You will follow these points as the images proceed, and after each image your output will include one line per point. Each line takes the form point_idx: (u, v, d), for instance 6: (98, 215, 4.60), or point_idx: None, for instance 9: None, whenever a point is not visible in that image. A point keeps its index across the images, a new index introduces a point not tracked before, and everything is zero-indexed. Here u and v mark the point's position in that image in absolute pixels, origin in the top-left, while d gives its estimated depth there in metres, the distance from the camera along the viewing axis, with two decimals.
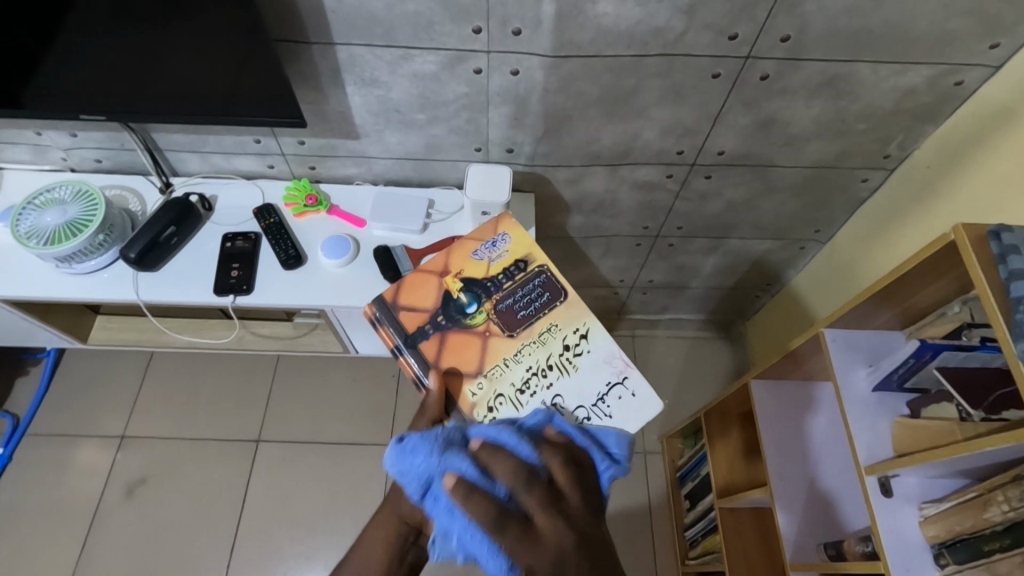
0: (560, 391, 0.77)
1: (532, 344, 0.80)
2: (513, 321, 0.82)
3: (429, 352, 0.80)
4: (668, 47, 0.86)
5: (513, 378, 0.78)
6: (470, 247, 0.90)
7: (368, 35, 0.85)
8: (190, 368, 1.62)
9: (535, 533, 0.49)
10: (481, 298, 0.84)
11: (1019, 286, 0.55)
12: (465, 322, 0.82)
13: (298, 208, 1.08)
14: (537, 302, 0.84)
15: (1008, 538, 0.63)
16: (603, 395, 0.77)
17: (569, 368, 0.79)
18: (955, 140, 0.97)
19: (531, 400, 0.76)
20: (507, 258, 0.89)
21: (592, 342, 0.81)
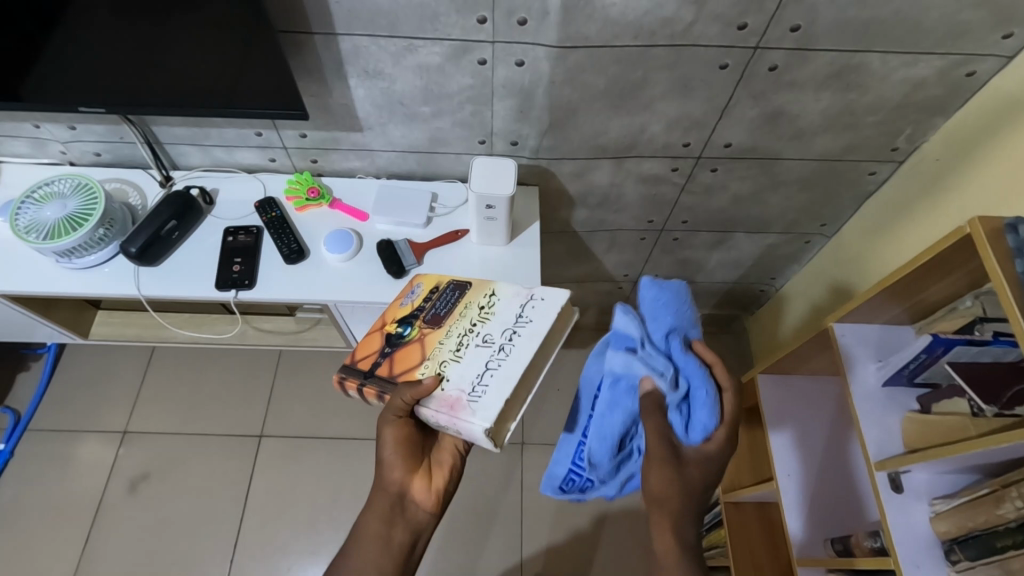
0: (488, 333, 0.80)
1: (457, 325, 0.82)
2: (442, 322, 0.84)
3: (384, 373, 0.80)
4: (676, 38, 0.85)
5: (449, 349, 0.79)
6: (395, 304, 0.90)
7: (372, 26, 0.83)
8: (191, 363, 1.61)
9: (727, 390, 0.74)
10: (413, 319, 0.86)
11: None
12: (403, 341, 0.83)
13: (300, 202, 1.07)
14: (453, 295, 0.87)
15: (1022, 535, 0.61)
16: (519, 320, 0.80)
17: (490, 317, 0.82)
18: (966, 132, 0.96)
19: (468, 352, 0.78)
20: (420, 298, 0.89)
21: (501, 294, 0.84)
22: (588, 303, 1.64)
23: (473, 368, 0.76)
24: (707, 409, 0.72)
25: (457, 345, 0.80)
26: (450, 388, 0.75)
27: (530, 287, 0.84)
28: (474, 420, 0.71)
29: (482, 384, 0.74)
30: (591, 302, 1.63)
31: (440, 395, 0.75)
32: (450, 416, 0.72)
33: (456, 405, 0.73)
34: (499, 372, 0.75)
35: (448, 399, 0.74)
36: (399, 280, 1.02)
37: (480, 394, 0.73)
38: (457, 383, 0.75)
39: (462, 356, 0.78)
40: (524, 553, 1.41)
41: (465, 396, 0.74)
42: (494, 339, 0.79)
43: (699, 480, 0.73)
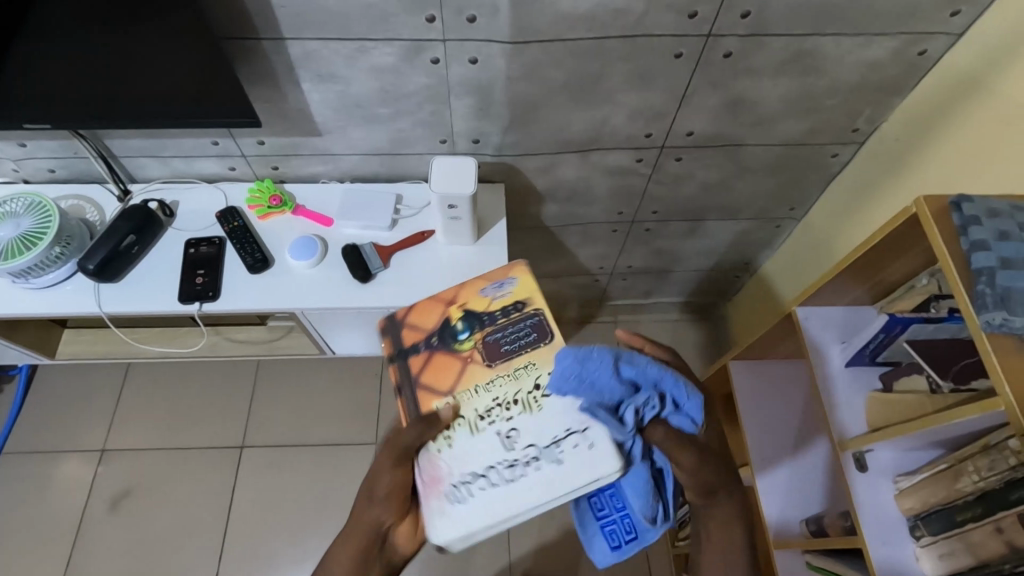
0: (516, 428, 0.70)
1: (506, 374, 0.74)
2: (497, 356, 0.76)
3: (415, 367, 0.78)
4: (629, 29, 0.84)
5: (479, 402, 0.73)
6: (478, 286, 0.84)
7: (320, 29, 0.82)
8: (167, 377, 1.59)
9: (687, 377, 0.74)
10: (476, 326, 0.80)
11: (981, 256, 0.54)
12: (452, 345, 0.79)
13: (263, 210, 1.05)
14: (524, 333, 0.78)
15: (980, 508, 0.61)
16: (558, 440, 0.67)
17: (534, 408, 0.70)
18: (922, 111, 0.97)
19: (487, 429, 0.70)
20: (509, 298, 0.82)
21: (566, 390, 0.70)
22: (566, 297, 1.64)
23: (476, 459, 0.68)
24: (693, 394, 0.67)
25: (485, 411, 0.72)
26: (446, 458, 0.69)
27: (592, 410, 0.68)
28: (434, 522, 0.66)
29: (474, 482, 0.67)
30: (569, 296, 1.63)
31: (433, 456, 0.70)
32: (425, 490, 0.68)
33: (439, 480, 0.68)
34: (490, 487, 0.66)
35: (434, 469, 0.69)
36: (367, 284, 1.01)
37: (465, 494, 0.66)
38: (452, 455, 0.69)
39: (479, 429, 0.70)
40: (513, 551, 1.42)
41: (450, 479, 0.68)
42: (515, 446, 0.68)
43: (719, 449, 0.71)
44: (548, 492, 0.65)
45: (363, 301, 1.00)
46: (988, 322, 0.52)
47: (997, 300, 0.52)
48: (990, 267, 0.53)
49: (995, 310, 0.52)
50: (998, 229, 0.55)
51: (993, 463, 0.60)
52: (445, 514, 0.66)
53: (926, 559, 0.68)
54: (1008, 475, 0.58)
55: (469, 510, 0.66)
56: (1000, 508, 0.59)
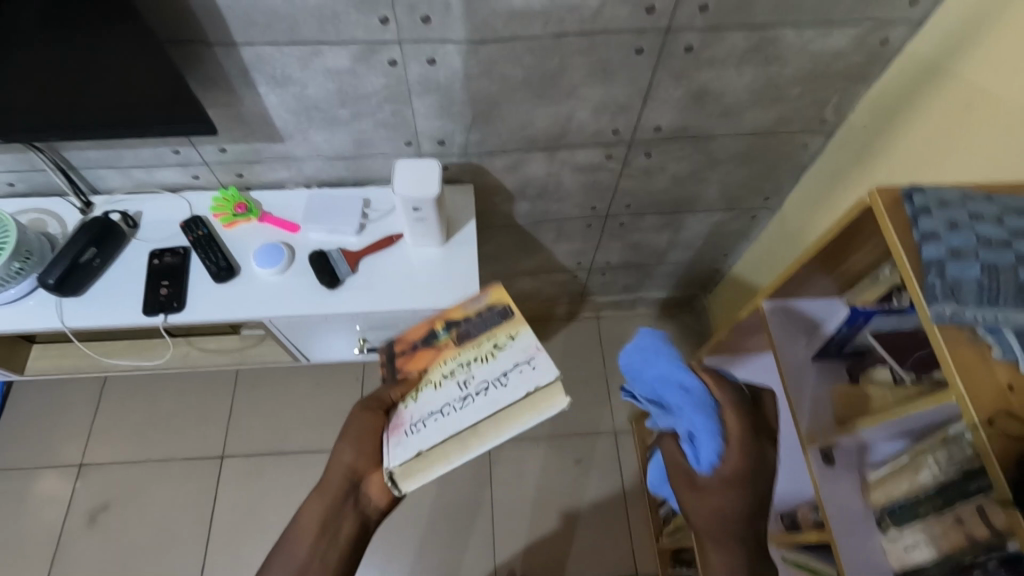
0: (472, 375, 0.75)
1: (471, 351, 0.79)
2: (466, 342, 0.80)
3: (400, 361, 0.82)
4: (586, 24, 0.83)
5: (443, 373, 0.78)
6: (459, 305, 0.87)
7: (272, 32, 0.81)
8: (145, 389, 1.57)
9: (732, 441, 0.68)
10: (454, 324, 0.84)
11: (931, 248, 0.54)
12: (433, 342, 0.83)
13: (228, 218, 1.04)
14: (493, 317, 0.82)
15: (940, 499, 0.61)
16: (506, 372, 0.74)
17: (489, 359, 0.77)
18: (886, 99, 0.96)
19: (448, 382, 0.76)
20: (483, 305, 0.85)
21: (519, 340, 0.78)
22: (546, 295, 1.63)
23: (436, 401, 0.74)
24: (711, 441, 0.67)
25: (448, 370, 0.78)
26: (410, 409, 0.76)
27: (538, 347, 0.75)
28: (392, 452, 0.71)
29: (428, 420, 0.72)
30: (548, 294, 1.63)
31: (403, 412, 0.76)
32: (388, 433, 0.74)
33: (400, 426, 0.74)
34: (441, 419, 0.71)
35: (399, 418, 0.75)
36: (334, 290, 1.00)
37: (417, 428, 0.72)
38: (416, 407, 0.75)
39: (440, 384, 0.76)
40: (498, 552, 1.41)
41: (410, 421, 0.74)
42: (469, 387, 0.74)
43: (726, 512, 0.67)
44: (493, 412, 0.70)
45: (332, 308, 0.99)
46: (938, 314, 0.52)
47: (947, 292, 0.52)
48: (940, 258, 0.53)
49: (945, 301, 0.52)
50: (948, 219, 0.55)
51: (951, 455, 0.59)
52: (400, 447, 0.71)
53: (891, 551, 0.67)
54: (966, 466, 0.58)
55: (421, 437, 0.70)
56: (959, 500, 0.58)
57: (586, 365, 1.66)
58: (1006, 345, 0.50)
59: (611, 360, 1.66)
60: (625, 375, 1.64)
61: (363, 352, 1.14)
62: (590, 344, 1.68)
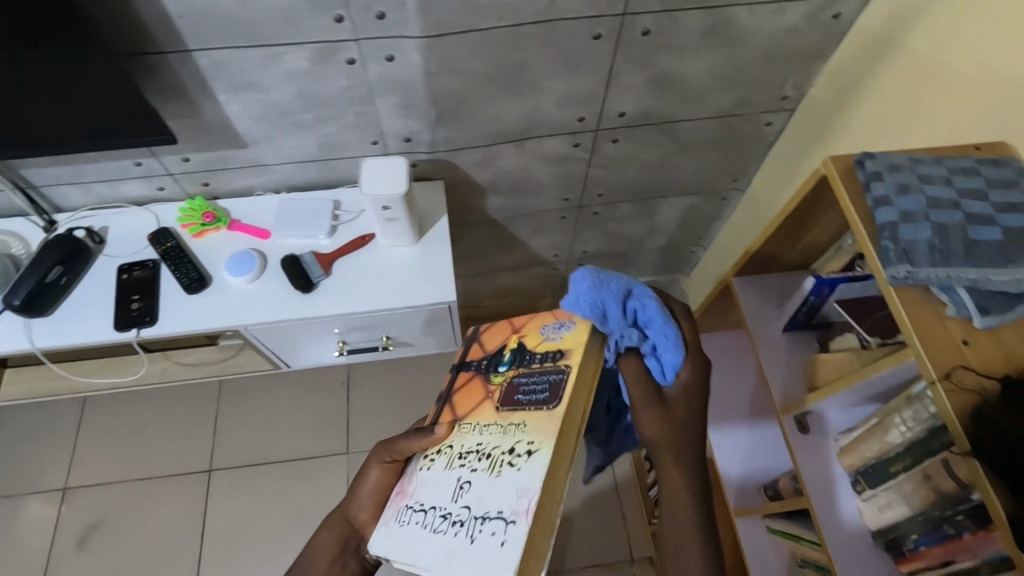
0: (470, 481, 0.59)
1: (502, 429, 0.60)
2: (514, 405, 0.61)
3: (457, 382, 0.71)
4: (543, 14, 0.84)
5: (467, 444, 0.62)
6: (543, 319, 0.67)
7: (226, 38, 0.80)
8: (128, 407, 1.55)
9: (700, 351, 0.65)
10: (518, 358, 0.65)
11: (885, 212, 0.55)
12: (491, 377, 0.67)
13: (196, 228, 1.03)
14: (540, 383, 0.61)
15: (909, 458, 0.62)
16: (485, 517, 0.54)
17: (495, 472, 0.57)
18: (843, 75, 0.98)
19: (453, 470, 0.61)
20: (556, 344, 0.63)
21: (534, 461, 0.55)
22: (527, 288, 1.64)
23: (433, 492, 0.61)
24: (677, 349, 0.63)
25: (466, 448, 0.62)
26: (420, 477, 0.65)
27: (528, 510, 0.52)
28: (381, 530, 0.63)
29: (416, 514, 0.61)
30: (529, 287, 1.63)
31: (417, 471, 0.66)
32: (394, 497, 0.66)
33: (404, 495, 0.65)
34: (421, 526, 0.59)
35: (407, 483, 0.66)
36: (309, 294, 1.00)
37: (405, 522, 0.62)
38: (422, 479, 0.64)
39: (451, 466, 0.62)
40: None
41: (410, 499, 0.64)
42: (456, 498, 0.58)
43: (687, 421, 0.63)
44: (446, 568, 0.54)
45: (307, 312, 0.98)
46: (894, 276, 0.53)
47: (900, 254, 0.53)
48: (892, 221, 0.55)
49: (899, 263, 0.53)
50: (899, 183, 0.56)
51: (916, 413, 0.61)
52: (386, 529, 0.63)
53: (867, 512, 0.69)
54: (932, 423, 0.59)
55: (396, 539, 0.61)
56: (925, 456, 0.60)
57: None
58: (959, 302, 0.52)
59: None
60: None
61: (343, 354, 1.13)
62: None
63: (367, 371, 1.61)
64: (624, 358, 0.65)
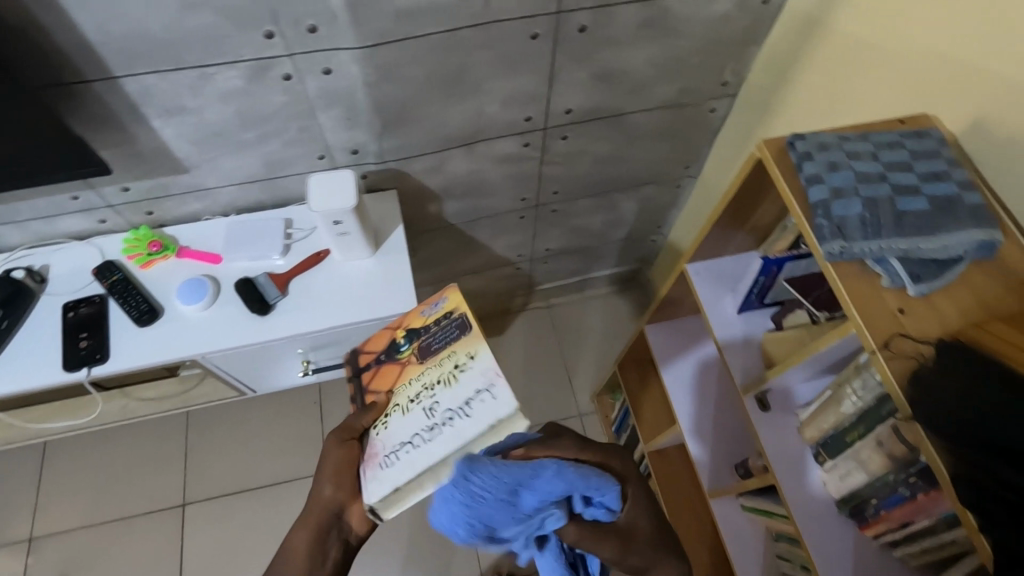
0: (438, 401, 0.64)
1: (435, 371, 0.66)
2: (430, 355, 0.69)
3: (365, 381, 0.74)
4: (477, 17, 0.83)
5: (407, 397, 0.67)
6: (421, 306, 0.74)
7: (152, 62, 0.77)
8: (91, 448, 1.50)
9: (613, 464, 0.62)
10: (415, 336, 0.72)
11: (816, 190, 0.57)
12: (397, 356, 0.72)
13: (143, 258, 1.00)
14: (450, 328, 0.69)
15: (863, 426, 0.64)
16: (469, 399, 0.62)
17: (451, 381, 0.64)
18: (778, 58, 1.00)
19: (413, 409, 0.65)
20: (440, 313, 0.72)
21: (478, 359, 0.64)
22: (493, 290, 1.63)
23: (399, 433, 0.64)
24: (610, 490, 0.57)
25: (413, 394, 0.66)
26: (382, 437, 0.66)
27: (499, 372, 0.63)
28: (369, 489, 0.63)
29: (401, 453, 0.63)
30: (495, 289, 1.63)
31: (373, 436, 0.68)
32: (364, 464, 0.66)
33: (375, 457, 0.65)
34: (412, 452, 0.62)
35: (372, 448, 0.66)
36: (266, 316, 0.98)
37: (392, 461, 0.63)
38: (386, 436, 0.65)
39: (407, 410, 0.65)
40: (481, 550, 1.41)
41: (383, 450, 0.65)
42: (436, 414, 0.63)
43: (651, 530, 0.61)
44: (456, 449, 0.60)
45: (266, 335, 0.97)
46: (829, 253, 0.55)
47: (833, 230, 0.55)
48: (824, 199, 0.56)
49: (833, 240, 0.55)
50: (829, 161, 0.58)
51: (865, 383, 0.62)
52: (376, 482, 0.63)
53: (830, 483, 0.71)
54: (880, 390, 0.61)
55: (393, 475, 0.62)
56: (878, 424, 0.62)
57: (543, 352, 1.67)
58: (892, 272, 0.54)
59: (567, 344, 1.68)
60: (582, 357, 1.67)
61: (309, 374, 1.12)
62: (545, 332, 1.70)
63: (339, 388, 1.59)
64: (562, 526, 0.58)
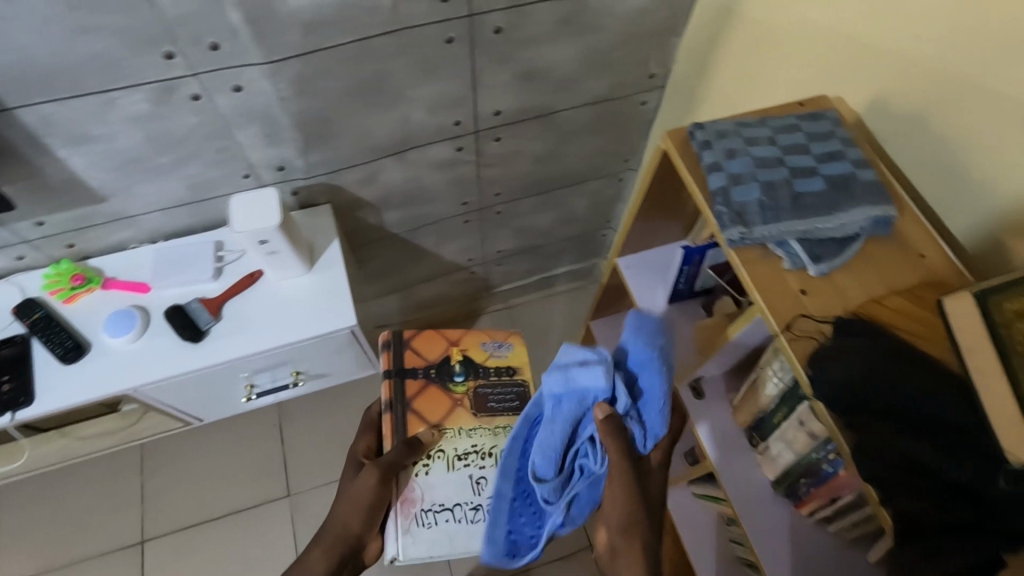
0: (485, 476, 0.83)
1: (486, 428, 0.86)
2: (487, 407, 0.88)
3: (407, 390, 0.87)
4: (387, 24, 0.82)
5: (456, 449, 0.84)
6: (480, 338, 0.94)
7: (48, 90, 0.75)
8: (41, 492, 1.45)
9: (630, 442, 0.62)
10: (472, 371, 0.91)
11: (716, 178, 0.57)
12: (449, 383, 0.89)
13: (66, 293, 0.95)
14: (508, 390, 0.90)
15: (785, 407, 0.65)
16: None
17: None
18: (698, 47, 1.01)
19: (461, 470, 0.83)
20: (502, 360, 0.94)
21: None
22: (449, 297, 1.62)
23: (447, 492, 0.81)
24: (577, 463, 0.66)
25: (463, 454, 0.84)
26: (421, 483, 0.81)
27: None
28: (396, 544, 0.77)
29: (440, 515, 0.79)
30: (451, 295, 1.61)
31: (412, 480, 0.81)
32: (399, 505, 0.79)
33: (412, 503, 0.79)
34: (451, 524, 0.79)
35: (410, 494, 0.80)
36: (199, 343, 0.95)
37: (430, 522, 0.79)
38: (427, 487, 0.80)
39: (455, 466, 0.83)
40: None
41: (421, 503, 0.80)
42: (481, 492, 0.82)
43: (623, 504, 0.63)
44: None
45: (200, 362, 0.94)
46: (730, 240, 0.55)
47: (733, 217, 0.55)
48: (723, 186, 0.57)
49: (733, 226, 0.55)
50: (727, 148, 0.59)
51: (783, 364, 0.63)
52: (407, 538, 0.77)
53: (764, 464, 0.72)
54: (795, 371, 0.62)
55: (428, 537, 0.78)
56: (796, 404, 0.63)
57: None
58: (793, 254, 0.56)
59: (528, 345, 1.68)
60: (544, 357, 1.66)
61: (252, 399, 1.09)
62: None
63: (299, 408, 1.56)
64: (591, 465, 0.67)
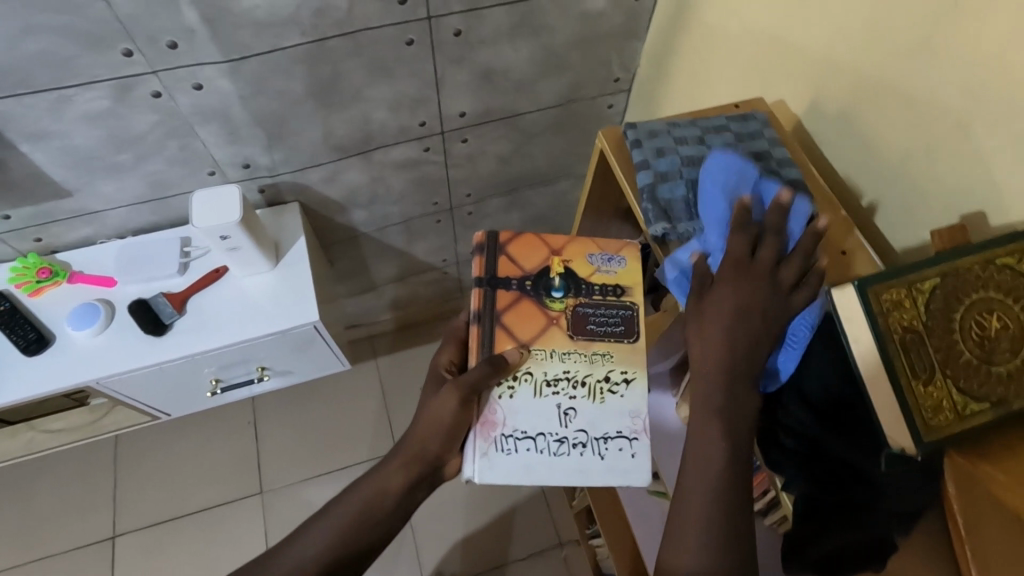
0: (576, 408, 0.63)
1: (581, 355, 0.64)
2: (589, 335, 0.65)
3: (500, 300, 0.66)
4: (344, 25, 0.84)
5: (545, 375, 0.63)
6: (588, 247, 0.69)
7: (7, 86, 0.76)
8: (13, 488, 1.45)
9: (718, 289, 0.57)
10: (572, 288, 0.67)
11: (644, 174, 0.64)
12: (547, 298, 0.66)
13: (32, 286, 0.98)
14: (616, 312, 0.66)
15: None
16: (609, 437, 0.62)
17: (597, 398, 0.63)
18: (657, 51, 1.04)
19: (550, 396, 0.63)
20: (612, 277, 0.68)
21: (635, 390, 0.63)
22: (424, 297, 1.63)
23: (534, 420, 0.62)
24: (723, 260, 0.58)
25: (552, 380, 0.63)
26: (504, 406, 0.62)
27: (646, 429, 0.62)
28: (474, 464, 0.60)
29: (524, 442, 0.61)
30: (426, 295, 1.63)
31: (495, 400, 0.62)
32: (476, 427, 0.61)
33: (493, 427, 0.61)
34: (535, 455, 0.61)
35: (490, 414, 0.62)
36: (161, 337, 0.97)
37: (511, 449, 0.61)
38: (512, 410, 0.62)
39: (542, 393, 0.63)
40: None
41: (505, 428, 0.61)
42: (569, 428, 0.62)
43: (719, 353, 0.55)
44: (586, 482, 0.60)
45: (162, 356, 0.96)
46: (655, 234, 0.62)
47: (656, 213, 0.62)
48: (649, 183, 0.63)
49: (656, 222, 0.62)
50: (655, 147, 0.65)
51: None
52: (484, 463, 0.60)
53: None
54: None
55: (508, 468, 0.60)
56: None
57: None
58: None
59: None
60: None
61: (218, 394, 1.10)
62: None
63: (274, 406, 1.57)
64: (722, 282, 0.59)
